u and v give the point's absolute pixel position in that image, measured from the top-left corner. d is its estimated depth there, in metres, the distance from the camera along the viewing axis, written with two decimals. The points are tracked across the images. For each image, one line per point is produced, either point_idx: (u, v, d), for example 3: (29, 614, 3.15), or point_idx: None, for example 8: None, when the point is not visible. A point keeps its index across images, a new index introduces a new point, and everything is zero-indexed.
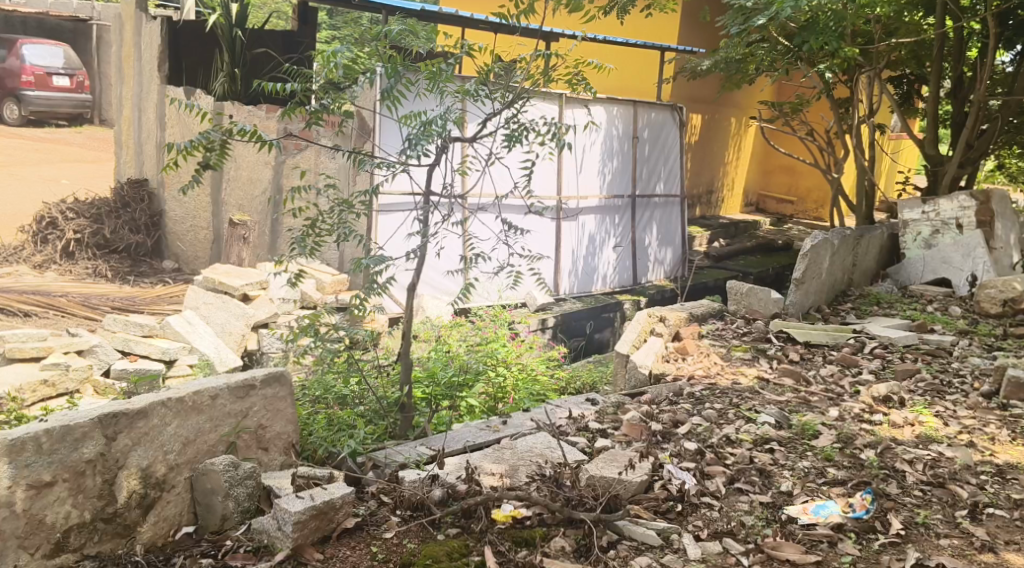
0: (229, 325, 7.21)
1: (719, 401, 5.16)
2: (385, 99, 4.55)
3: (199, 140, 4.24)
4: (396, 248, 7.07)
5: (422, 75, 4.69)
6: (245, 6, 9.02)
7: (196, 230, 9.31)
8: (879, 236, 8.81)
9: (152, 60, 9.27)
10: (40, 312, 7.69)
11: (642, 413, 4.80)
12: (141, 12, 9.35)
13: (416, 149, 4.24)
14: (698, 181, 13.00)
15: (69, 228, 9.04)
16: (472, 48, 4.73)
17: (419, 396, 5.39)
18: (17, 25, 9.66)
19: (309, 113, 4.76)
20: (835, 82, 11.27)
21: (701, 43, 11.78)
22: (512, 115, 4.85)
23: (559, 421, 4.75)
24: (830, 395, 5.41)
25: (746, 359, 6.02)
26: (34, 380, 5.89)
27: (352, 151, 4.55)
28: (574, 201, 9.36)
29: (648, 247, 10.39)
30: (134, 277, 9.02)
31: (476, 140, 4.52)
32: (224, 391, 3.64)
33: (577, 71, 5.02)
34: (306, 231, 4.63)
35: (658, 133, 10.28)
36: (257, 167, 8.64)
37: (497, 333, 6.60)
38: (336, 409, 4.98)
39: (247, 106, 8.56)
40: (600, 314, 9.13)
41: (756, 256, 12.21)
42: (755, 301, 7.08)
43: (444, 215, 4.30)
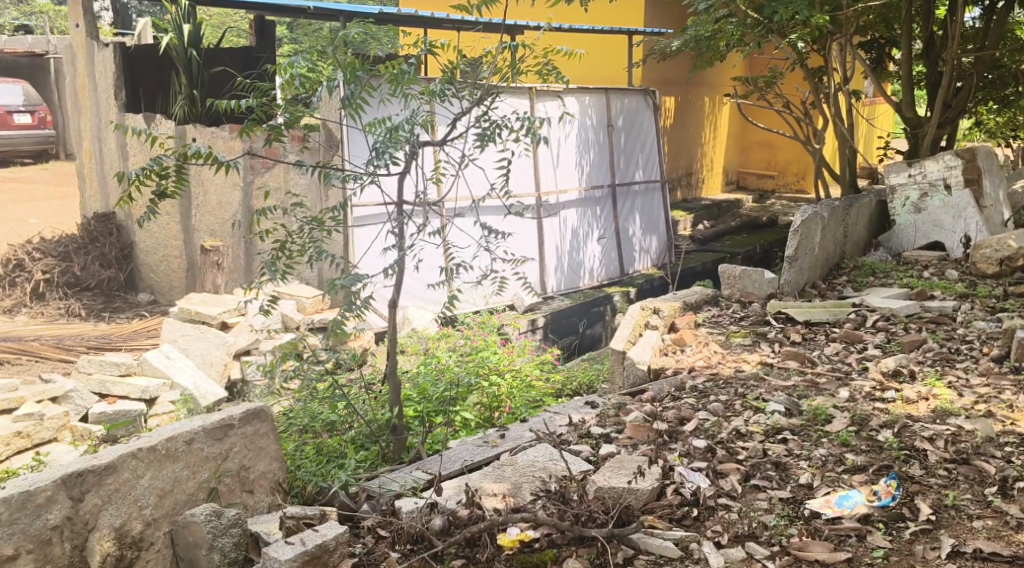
0: (210, 356, 6.93)
1: (724, 392, 4.95)
2: (346, 108, 4.30)
3: (152, 167, 3.99)
4: (372, 263, 6.86)
5: (383, 78, 4.45)
6: (199, 25, 8.72)
7: (169, 260, 8.99)
8: (868, 205, 8.62)
9: (107, 90, 9.00)
10: (12, 359, 7.39)
11: (645, 412, 4.58)
12: (92, 40, 9.00)
13: (383, 158, 4.01)
14: (677, 164, 12.81)
15: (37, 269, 8.75)
16: (432, 46, 4.49)
17: (411, 414, 5.19)
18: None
19: (268, 129, 4.49)
20: (807, 52, 11.09)
21: (667, 24, 11.58)
22: (482, 113, 4.62)
23: (559, 429, 4.53)
24: (838, 374, 5.21)
25: (747, 346, 5.81)
26: (7, 432, 5.62)
27: (316, 165, 4.30)
28: (553, 197, 9.14)
29: (633, 236, 10.18)
30: (110, 313, 8.72)
31: (446, 143, 4.29)
32: (199, 433, 3.44)
33: (546, 60, 4.78)
34: (276, 254, 4.39)
35: (633, 119, 10.08)
36: (224, 190, 8.35)
37: (487, 340, 6.34)
38: (324, 437, 4.73)
39: (210, 128, 8.29)
40: (590, 309, 8.94)
41: (742, 235, 12.03)
42: (749, 283, 6.88)
43: (419, 224, 4.07)
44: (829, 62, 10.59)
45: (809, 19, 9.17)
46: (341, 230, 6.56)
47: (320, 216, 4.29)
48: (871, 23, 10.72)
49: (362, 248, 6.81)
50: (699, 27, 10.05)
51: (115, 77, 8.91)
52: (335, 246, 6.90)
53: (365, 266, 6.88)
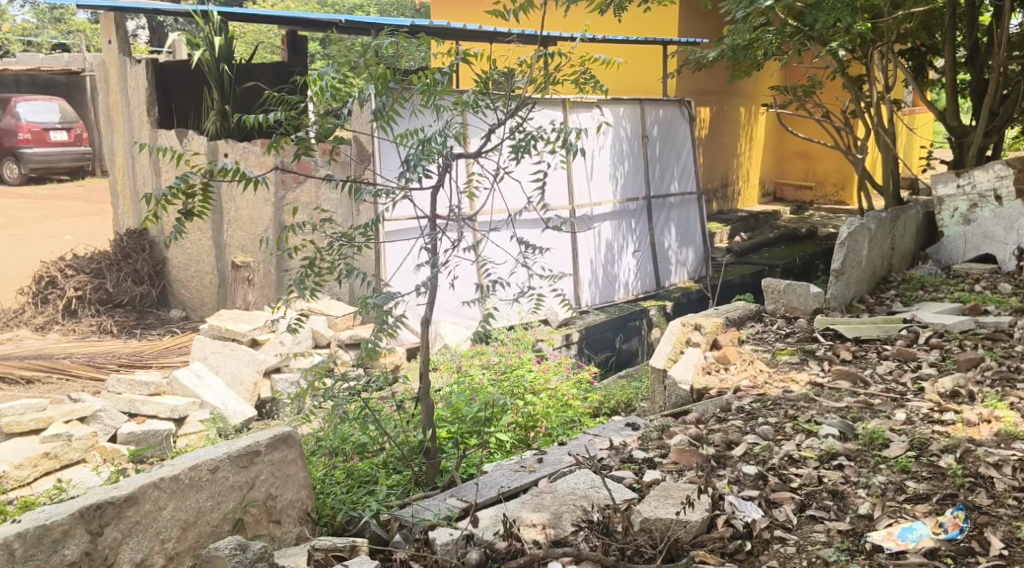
0: (241, 374, 6.81)
1: (773, 414, 4.72)
2: (377, 120, 4.14)
3: (178, 185, 3.85)
4: (404, 281, 6.73)
5: (414, 89, 4.30)
6: (230, 39, 8.60)
7: (201, 275, 8.92)
8: (914, 215, 8.31)
9: (140, 106, 8.91)
10: (43, 377, 7.34)
11: (690, 435, 4.37)
12: (124, 57, 8.87)
13: (418, 171, 3.83)
14: (713, 176, 12.58)
15: (69, 286, 8.72)
16: (466, 55, 4.32)
17: (444, 436, 5.01)
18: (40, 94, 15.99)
19: (296, 143, 4.35)
20: (848, 60, 10.82)
21: (703, 34, 11.35)
22: (517, 124, 4.44)
23: (599, 453, 4.33)
24: (892, 395, 4.95)
25: (794, 364, 5.57)
26: (35, 454, 5.53)
27: (345, 179, 4.16)
28: (588, 209, 8.95)
29: (668, 249, 9.96)
30: (141, 329, 8.65)
31: (481, 155, 4.11)
32: (225, 461, 3.36)
33: (583, 68, 4.60)
34: (304, 271, 4.25)
35: (668, 130, 9.87)
36: (256, 205, 8.23)
37: (521, 357, 6.14)
38: (355, 461, 4.58)
39: (241, 144, 8.19)
40: (626, 324, 8.73)
41: (780, 247, 11.76)
42: (794, 297, 6.62)
43: (453, 239, 3.88)
44: (871, 70, 10.30)
45: (852, 26, 8.91)
46: (373, 247, 6.47)
47: (350, 233, 4.14)
48: (913, 30, 10.42)
49: (394, 263, 6.71)
50: (737, 36, 9.82)
51: (148, 93, 8.81)
52: (366, 263, 6.77)
53: (398, 284, 6.76)
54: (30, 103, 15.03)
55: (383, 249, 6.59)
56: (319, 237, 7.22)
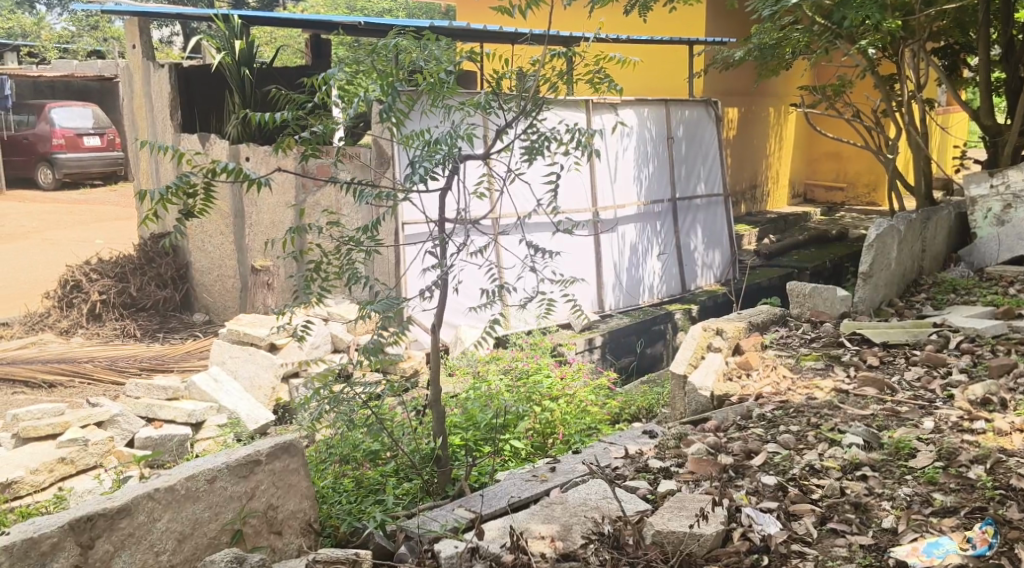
0: (258, 378, 6.77)
1: (795, 422, 4.58)
2: (385, 121, 4.05)
3: (178, 185, 3.79)
4: (417, 285, 6.65)
5: (422, 89, 4.22)
6: (251, 42, 8.53)
7: (224, 279, 8.91)
8: (946, 216, 8.10)
9: (164, 109, 8.85)
10: (65, 382, 7.36)
11: (709, 444, 4.24)
12: (148, 61, 8.86)
13: (423, 173, 3.75)
14: (740, 177, 12.39)
15: (93, 290, 8.75)
16: (476, 54, 4.22)
17: (457, 443, 4.91)
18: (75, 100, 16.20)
19: (302, 144, 4.29)
20: (878, 58, 10.59)
21: (730, 33, 11.19)
22: (529, 125, 4.34)
23: (614, 462, 4.21)
24: (921, 403, 4.79)
25: (819, 370, 5.42)
26: (51, 458, 5.52)
27: (352, 182, 4.09)
28: (610, 212, 8.82)
29: (694, 252, 9.80)
30: (164, 333, 8.66)
31: (490, 156, 4.02)
32: (224, 471, 3.34)
33: (598, 68, 4.48)
34: (312, 275, 4.19)
35: (693, 131, 9.73)
36: (277, 209, 8.20)
37: (539, 363, 6.02)
38: (367, 469, 4.50)
39: (261, 147, 8.15)
40: (650, 328, 8.59)
41: (810, 249, 11.55)
42: (820, 301, 6.46)
43: (461, 243, 3.80)
44: (902, 68, 10.07)
45: (881, 23, 8.70)
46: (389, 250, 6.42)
47: (356, 237, 4.07)
48: (945, 28, 10.18)
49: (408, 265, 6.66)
50: (763, 34, 9.65)
51: (170, 97, 8.79)
52: (378, 269, 6.76)
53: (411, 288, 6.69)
54: (63, 108, 15.16)
55: (402, 252, 6.57)
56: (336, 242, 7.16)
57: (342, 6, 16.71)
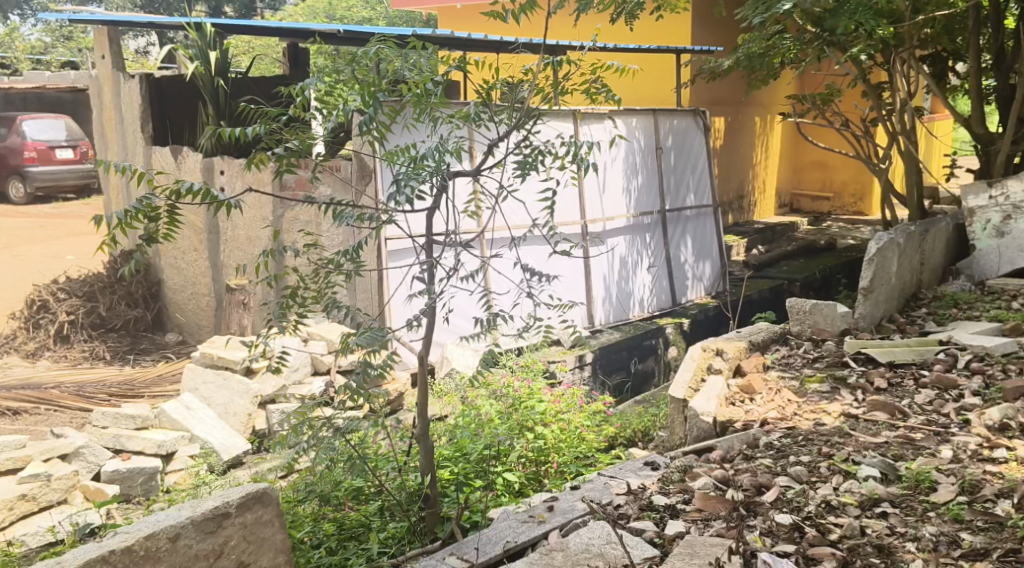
0: (234, 404, 6.45)
1: (805, 451, 4.30)
2: (366, 135, 3.75)
3: (139, 207, 3.47)
4: (399, 312, 6.36)
5: (406, 99, 3.93)
6: (225, 52, 8.23)
7: (198, 297, 8.57)
8: (944, 228, 7.88)
9: (134, 122, 8.50)
10: (30, 409, 7.00)
11: (716, 477, 3.98)
12: (117, 72, 8.50)
13: (408, 192, 3.46)
14: (727, 187, 12.17)
15: (61, 310, 8.39)
16: (464, 62, 3.93)
17: (446, 478, 4.60)
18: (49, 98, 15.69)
19: (277, 161, 3.98)
20: (869, 66, 10.39)
21: (716, 41, 10.97)
22: (522, 138, 4.08)
23: (615, 497, 3.93)
24: (935, 429, 4.54)
25: (825, 393, 5.15)
26: (10, 496, 5.18)
27: (332, 201, 3.79)
28: (599, 224, 8.56)
29: (684, 263, 9.55)
30: (135, 355, 8.29)
31: (481, 173, 3.74)
32: (188, 527, 3.20)
33: (594, 77, 4.20)
34: (286, 302, 3.91)
35: (682, 140, 9.49)
36: (254, 225, 7.87)
37: (531, 388, 5.67)
38: (351, 510, 4.21)
39: (236, 161, 7.83)
40: (640, 344, 8.32)
41: (799, 260, 11.32)
42: (821, 318, 6.18)
43: (451, 267, 3.51)
44: (893, 77, 9.89)
45: (873, 31, 8.48)
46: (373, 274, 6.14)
47: (336, 259, 3.78)
48: (933, 36, 9.99)
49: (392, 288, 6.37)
50: (752, 43, 9.44)
51: (141, 109, 8.43)
52: (363, 293, 6.45)
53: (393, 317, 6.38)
54: (35, 120, 14.78)
55: (386, 275, 6.26)
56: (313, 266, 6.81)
57: (321, 15, 16.39)
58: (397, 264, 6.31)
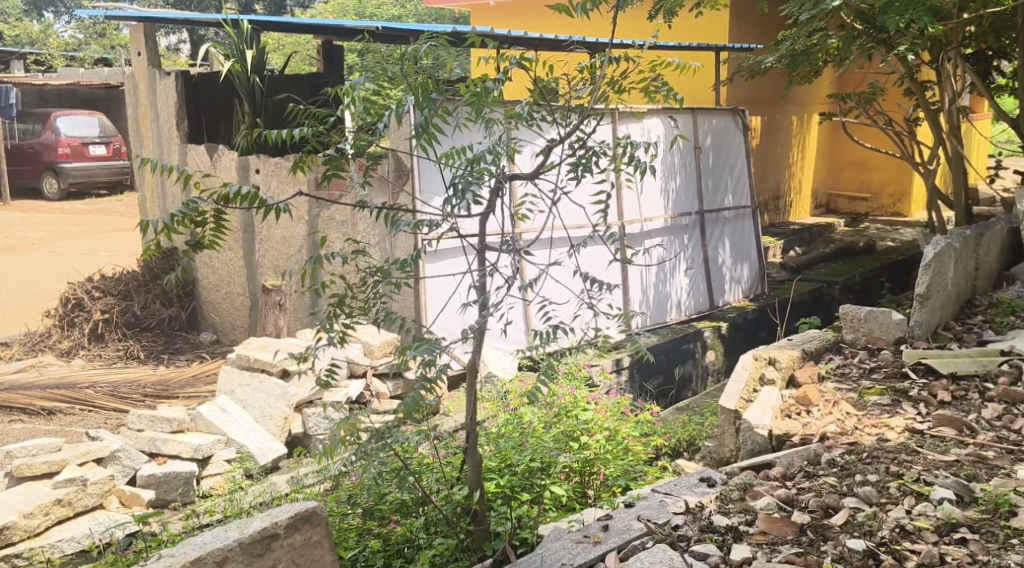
0: (270, 407, 6.33)
1: (872, 470, 4.11)
2: (418, 136, 3.56)
3: (184, 212, 3.31)
4: (446, 322, 6.28)
5: (460, 99, 3.75)
6: (262, 50, 8.10)
7: (232, 296, 8.48)
8: (999, 231, 7.61)
9: (170, 119, 8.40)
10: (64, 409, 6.94)
11: (781, 497, 3.82)
12: (153, 69, 8.42)
13: (466, 197, 3.25)
14: (765, 187, 11.93)
15: (96, 309, 8.33)
16: (523, 59, 3.69)
17: (492, 490, 4.43)
18: (83, 90, 15.71)
19: (323, 163, 3.81)
20: (915, 65, 10.08)
21: (756, 38, 10.74)
22: (577, 138, 3.88)
23: (673, 517, 3.77)
24: (1007, 447, 4.32)
25: (885, 406, 4.95)
26: (46, 500, 5.08)
27: (380, 207, 3.63)
28: (637, 226, 8.36)
29: (722, 266, 9.32)
30: (169, 355, 8.21)
31: (537, 176, 3.55)
32: (236, 550, 3.10)
33: (652, 74, 4.00)
34: (334, 309, 3.78)
35: (722, 140, 9.27)
36: (290, 225, 7.74)
37: (576, 396, 5.49)
38: (396, 525, 4.06)
39: (272, 159, 7.71)
40: (679, 347, 8.11)
41: (840, 262, 11.06)
42: (877, 326, 5.97)
43: (508, 276, 3.33)
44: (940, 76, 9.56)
45: (924, 28, 8.20)
46: (414, 282, 6.00)
47: (385, 267, 3.65)
48: (982, 33, 9.66)
49: (435, 303, 6.24)
50: (794, 41, 9.19)
51: (176, 107, 8.34)
52: (404, 303, 6.30)
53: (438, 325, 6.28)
54: (69, 116, 14.85)
55: (423, 288, 6.13)
56: (353, 271, 6.68)
57: (353, 12, 16.30)
58: (437, 275, 6.18)
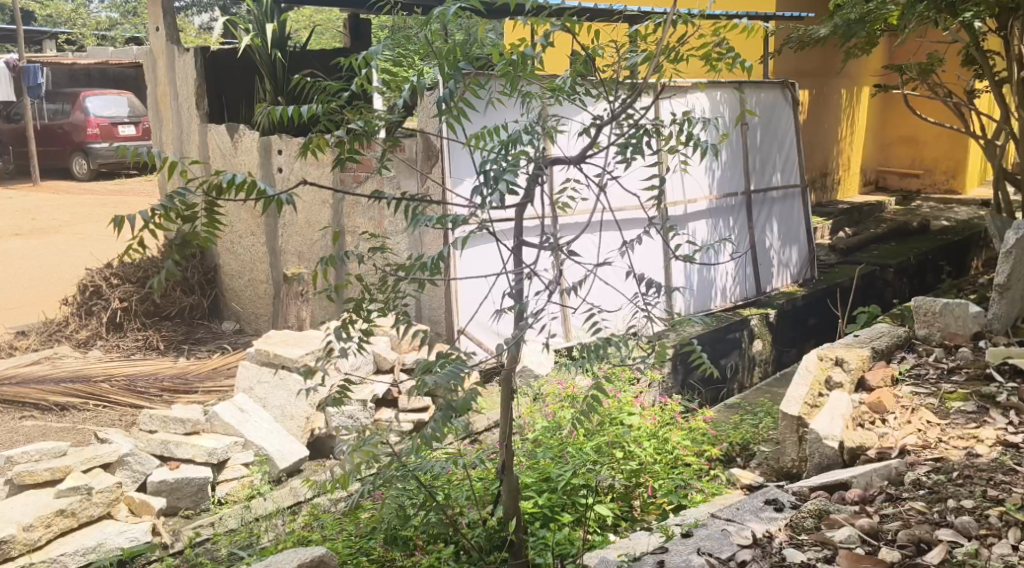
0: (290, 407, 5.88)
1: (967, 494, 3.58)
2: (444, 113, 3.07)
3: (166, 205, 2.94)
4: (480, 329, 5.85)
5: (493, 70, 3.24)
6: (283, 25, 7.60)
7: (255, 283, 8.07)
8: None
9: (188, 97, 7.95)
10: (77, 405, 6.57)
11: (864, 528, 3.33)
12: (172, 44, 7.95)
13: (500, 189, 2.79)
14: (813, 164, 11.29)
15: (113, 297, 7.95)
16: (568, 22, 3.18)
17: (528, 512, 3.98)
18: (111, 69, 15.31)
19: (336, 147, 3.34)
20: (981, 34, 9.34)
21: (805, 7, 10.06)
22: (627, 115, 3.37)
23: (739, 552, 3.30)
24: None
25: (970, 415, 4.41)
26: (47, 511, 4.69)
27: (402, 198, 3.18)
28: (680, 207, 7.82)
29: (770, 249, 8.74)
30: (189, 345, 7.81)
31: (584, 160, 3.06)
32: None
33: (716, 40, 3.46)
34: (345, 317, 3.35)
35: (771, 115, 8.67)
36: (314, 206, 7.28)
37: (621, 400, 5.00)
38: (424, 555, 3.62)
39: (293, 139, 7.26)
40: (725, 336, 7.53)
41: (893, 243, 10.42)
42: (953, 320, 5.40)
43: (548, 279, 2.88)
44: (1010, 46, 8.81)
45: None
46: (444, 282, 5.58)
47: (405, 266, 3.22)
48: None
49: (468, 306, 5.86)
50: (850, 9, 8.52)
51: (196, 84, 7.88)
52: (435, 303, 5.94)
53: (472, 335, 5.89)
54: (97, 96, 14.51)
55: (455, 288, 5.75)
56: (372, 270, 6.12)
57: None
58: (470, 273, 5.75)
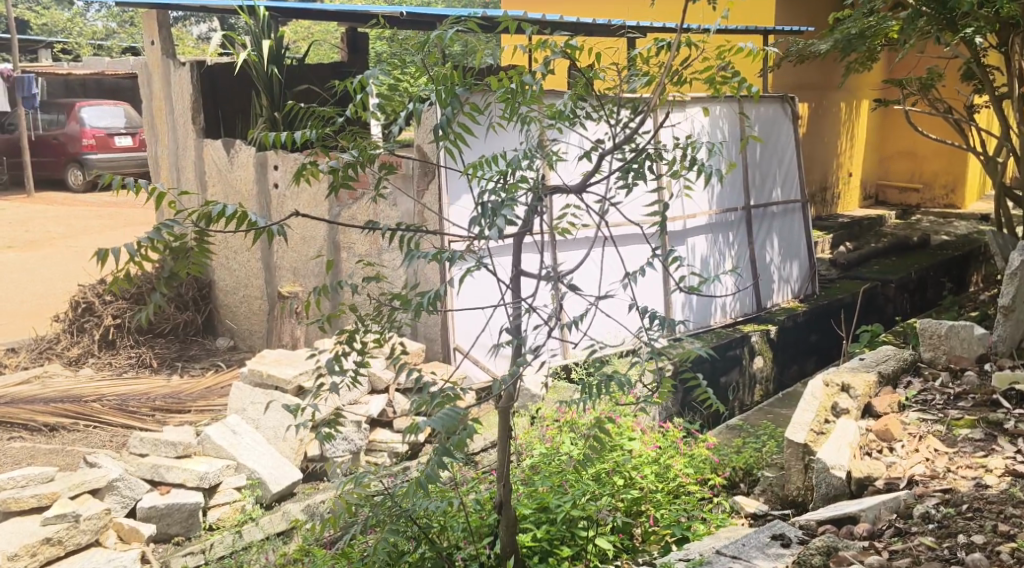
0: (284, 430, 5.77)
1: (979, 529, 3.47)
2: (442, 139, 2.98)
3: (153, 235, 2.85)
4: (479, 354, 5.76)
5: (493, 93, 3.15)
6: (279, 39, 7.51)
7: (251, 300, 7.97)
8: None
9: (183, 111, 7.85)
10: (68, 425, 6.46)
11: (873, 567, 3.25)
12: (167, 57, 7.84)
13: (499, 221, 2.70)
14: (812, 179, 11.22)
15: (107, 314, 7.84)
16: (569, 45, 3.09)
17: (527, 545, 3.86)
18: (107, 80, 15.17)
19: (330, 172, 3.24)
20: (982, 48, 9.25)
21: (804, 21, 10.00)
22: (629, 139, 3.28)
23: None
24: None
25: (978, 443, 4.31)
26: (32, 540, 4.58)
27: (399, 226, 3.09)
28: (679, 223, 7.74)
29: (770, 265, 8.66)
30: (183, 363, 7.69)
31: (584, 189, 2.97)
32: None
33: (721, 61, 3.37)
34: (340, 349, 3.25)
35: (772, 130, 8.58)
36: (309, 222, 7.19)
37: (622, 425, 4.90)
38: None
39: (288, 154, 7.17)
40: (725, 354, 7.43)
41: (893, 259, 10.34)
42: (958, 343, 5.30)
43: (547, 312, 2.80)
44: (1011, 61, 8.72)
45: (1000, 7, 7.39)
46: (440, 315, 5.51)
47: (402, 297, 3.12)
48: None
49: (465, 330, 5.78)
50: (851, 23, 8.43)
51: (192, 98, 7.78)
52: (432, 329, 5.85)
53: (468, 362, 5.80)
54: (94, 107, 14.42)
55: (450, 317, 5.70)
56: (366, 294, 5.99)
57: None
58: (467, 296, 5.66)
